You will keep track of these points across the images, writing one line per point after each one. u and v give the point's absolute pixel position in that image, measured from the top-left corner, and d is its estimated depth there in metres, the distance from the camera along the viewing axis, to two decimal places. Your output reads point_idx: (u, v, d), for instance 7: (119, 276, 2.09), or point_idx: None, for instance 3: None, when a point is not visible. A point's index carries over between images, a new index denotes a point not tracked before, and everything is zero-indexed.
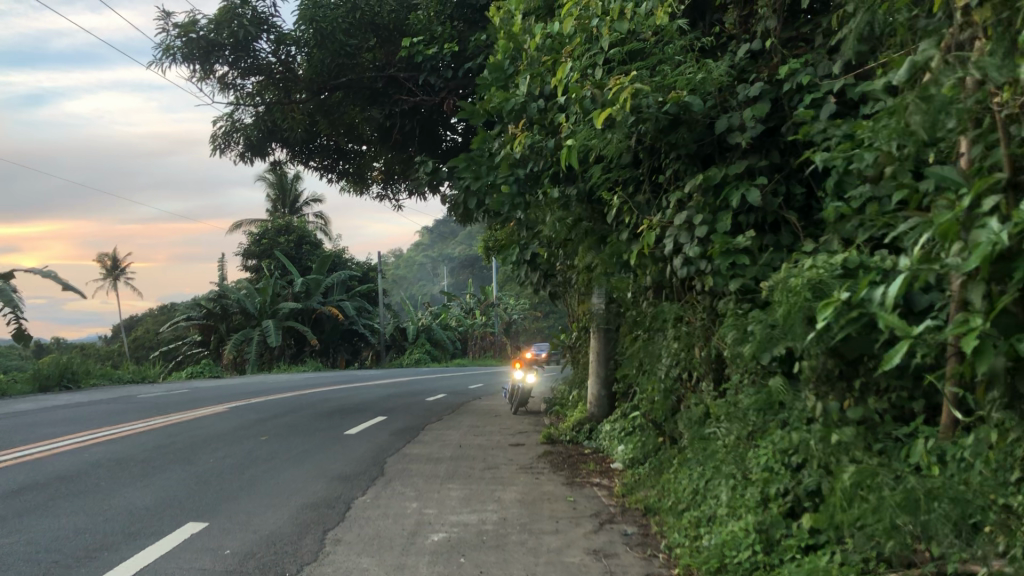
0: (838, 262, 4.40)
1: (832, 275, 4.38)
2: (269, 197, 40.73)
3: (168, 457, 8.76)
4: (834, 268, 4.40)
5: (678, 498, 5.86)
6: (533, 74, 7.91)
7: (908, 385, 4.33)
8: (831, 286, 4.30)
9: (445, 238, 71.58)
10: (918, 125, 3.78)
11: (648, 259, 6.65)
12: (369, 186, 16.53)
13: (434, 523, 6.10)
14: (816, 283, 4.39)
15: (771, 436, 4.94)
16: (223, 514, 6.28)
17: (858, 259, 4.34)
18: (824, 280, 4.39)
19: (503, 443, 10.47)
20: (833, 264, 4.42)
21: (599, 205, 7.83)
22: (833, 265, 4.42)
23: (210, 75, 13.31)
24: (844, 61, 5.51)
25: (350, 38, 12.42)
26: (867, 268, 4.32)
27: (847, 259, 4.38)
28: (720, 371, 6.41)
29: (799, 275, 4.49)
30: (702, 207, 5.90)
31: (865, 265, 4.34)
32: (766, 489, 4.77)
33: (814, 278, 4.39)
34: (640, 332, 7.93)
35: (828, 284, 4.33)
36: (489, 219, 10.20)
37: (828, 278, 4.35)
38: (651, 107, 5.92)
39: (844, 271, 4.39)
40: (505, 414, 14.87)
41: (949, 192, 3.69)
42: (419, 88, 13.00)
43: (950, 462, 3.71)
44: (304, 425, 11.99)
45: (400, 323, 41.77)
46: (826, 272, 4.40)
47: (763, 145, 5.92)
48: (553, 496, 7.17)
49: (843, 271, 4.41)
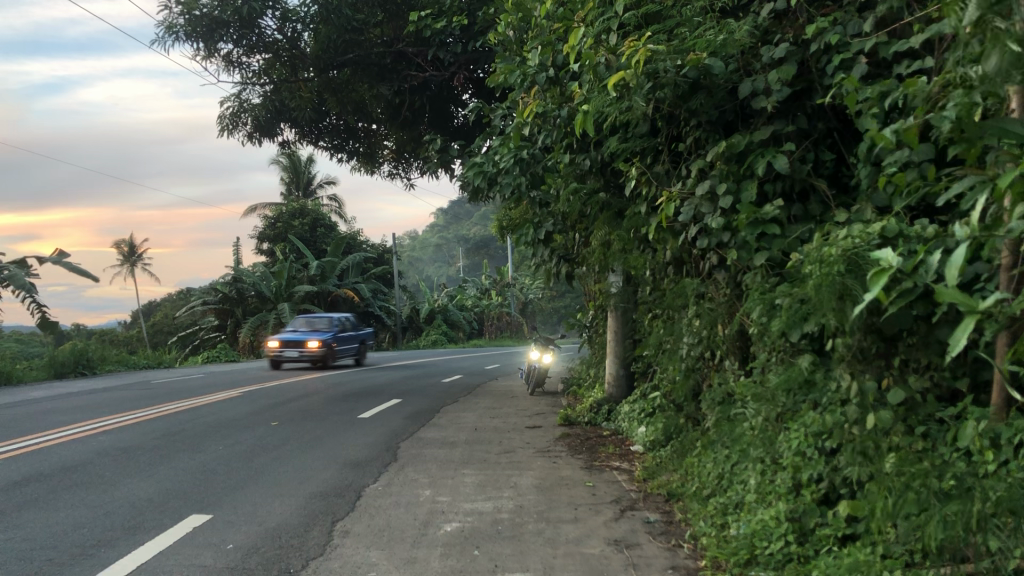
0: (875, 231, 4.11)
1: (869, 246, 4.09)
2: (282, 180, 40.44)
3: (179, 445, 8.59)
4: (872, 238, 4.11)
5: (703, 485, 5.59)
6: (544, 42, 7.52)
7: (951, 363, 3.98)
8: (870, 259, 4.01)
9: (459, 218, 71.21)
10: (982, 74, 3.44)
11: (668, 234, 6.33)
12: (380, 164, 16.21)
13: (448, 513, 5.85)
14: (852, 254, 4.09)
15: (803, 417, 4.64)
16: (228, 506, 6.07)
17: (896, 227, 4.07)
18: (861, 251, 4.09)
19: (520, 426, 10.19)
20: (870, 233, 4.14)
21: (616, 177, 7.50)
22: (870, 235, 4.13)
23: (215, 54, 13.02)
24: (876, 18, 5.15)
25: (357, 12, 12.15)
26: (907, 238, 4.04)
27: (884, 228, 4.08)
28: (745, 350, 6.15)
29: (831, 246, 4.19)
30: (725, 176, 5.58)
31: (906, 233, 4.06)
32: (798, 475, 4.48)
33: (848, 248, 4.08)
34: (660, 310, 7.64)
35: (866, 255, 4.04)
36: (502, 196, 9.90)
37: (864, 249, 4.07)
38: (669, 72, 5.63)
39: (881, 241, 4.09)
40: (521, 395, 14.61)
41: (1015, 147, 3.34)
42: (428, 63, 12.66)
43: (1005, 447, 3.36)
44: (318, 409, 11.79)
45: (416, 305, 41.56)
46: (863, 242, 4.11)
47: (790, 109, 5.58)
48: (571, 481, 6.91)
49: (881, 241, 4.13)
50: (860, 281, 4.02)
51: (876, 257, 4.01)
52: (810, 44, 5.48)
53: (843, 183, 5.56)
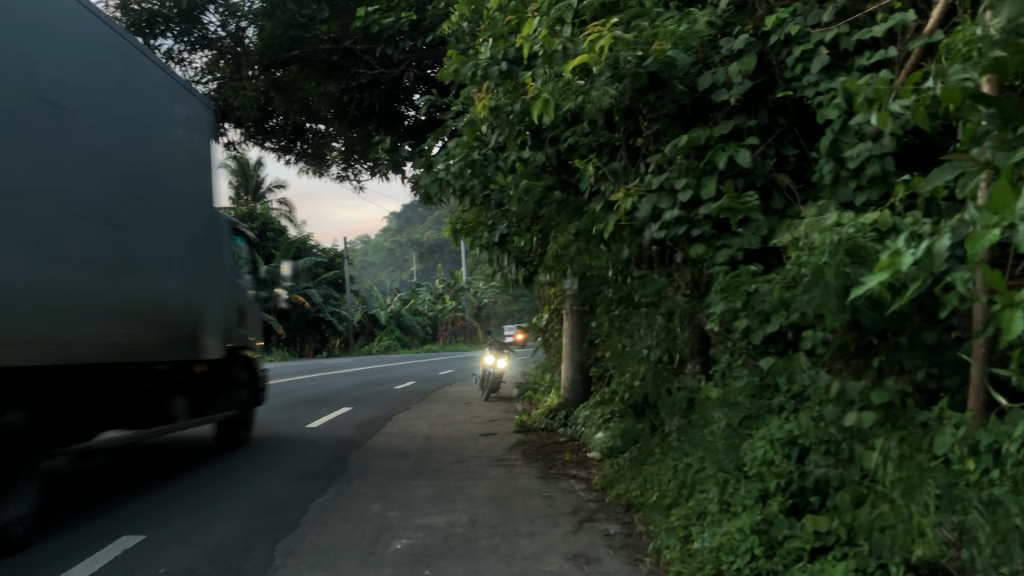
0: (868, 222, 3.90)
1: (866, 237, 3.87)
2: (230, 185, 39.59)
3: (115, 459, 8.19)
4: (868, 230, 3.88)
5: (663, 494, 5.38)
6: (496, 37, 7.29)
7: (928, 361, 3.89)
8: (874, 249, 3.79)
9: (412, 223, 70.65)
10: None
11: (626, 233, 6.11)
12: (329, 166, 15.87)
13: (398, 528, 5.55)
14: (850, 243, 3.85)
15: (768, 423, 4.43)
16: (163, 525, 5.71)
17: (890, 218, 3.86)
18: (859, 242, 3.86)
19: (474, 433, 9.93)
20: (864, 224, 3.91)
21: (570, 177, 7.29)
22: (865, 227, 3.90)
23: (155, 51, 12.56)
24: (839, 7, 5.00)
25: (303, 7, 12.06)
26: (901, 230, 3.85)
27: (877, 220, 3.90)
28: (705, 353, 6.11)
29: (823, 233, 3.95)
30: (685, 171, 5.33)
31: (901, 226, 3.84)
32: (764, 484, 4.27)
33: (845, 237, 3.84)
34: (617, 314, 7.45)
35: (870, 247, 3.81)
36: (454, 197, 9.65)
37: (863, 239, 3.84)
38: (629, 63, 5.42)
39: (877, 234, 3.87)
40: (475, 401, 14.32)
41: None
42: (377, 61, 12.41)
43: (987, 453, 3.17)
44: (265, 418, 11.38)
45: (369, 311, 41.16)
46: (860, 234, 3.87)
47: (751, 103, 5.36)
48: (528, 491, 6.65)
49: (875, 233, 3.91)
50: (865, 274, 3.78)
51: (879, 248, 3.81)
52: (769, 36, 5.30)
53: (805, 179, 5.42)
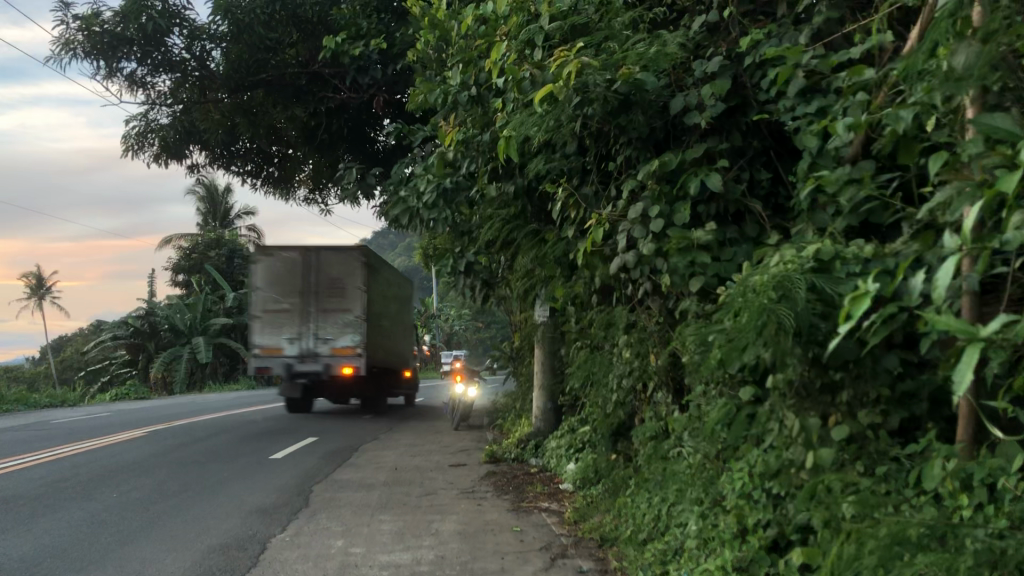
0: (809, 254, 3.74)
1: (803, 270, 3.69)
2: (198, 212, 39.03)
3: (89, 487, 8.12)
4: (806, 261, 3.72)
5: (638, 528, 5.21)
6: (465, 59, 7.15)
7: (893, 388, 3.60)
8: (799, 282, 3.59)
9: (383, 250, 70.36)
10: (961, 66, 3.10)
11: (598, 259, 5.96)
12: (296, 192, 15.66)
13: (361, 566, 5.30)
14: (783, 278, 3.66)
15: (745, 456, 4.27)
16: (112, 564, 5.42)
17: (832, 248, 3.71)
18: (793, 276, 3.67)
19: (443, 464, 9.69)
20: (804, 256, 3.75)
21: (541, 202, 7.14)
22: (804, 258, 3.74)
23: (117, 74, 12.29)
24: (812, 29, 4.92)
25: (270, 30, 11.76)
26: (844, 258, 3.71)
27: (819, 250, 3.72)
28: (679, 382, 5.84)
29: (761, 274, 3.77)
30: (657, 197, 5.19)
31: (842, 254, 3.70)
32: (743, 520, 4.12)
33: (779, 273, 3.66)
34: (588, 341, 7.30)
35: (797, 279, 3.62)
36: (422, 223, 9.47)
37: (797, 272, 3.66)
38: (599, 86, 5.29)
39: (817, 265, 3.72)
40: (445, 431, 14.09)
41: (997, 151, 3.01)
42: (347, 85, 12.23)
43: (978, 488, 3.02)
44: (228, 449, 11.06)
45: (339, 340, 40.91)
46: (797, 267, 3.71)
47: (723, 126, 5.22)
48: (498, 525, 6.43)
49: (816, 264, 3.74)
50: (790, 309, 3.57)
51: (808, 280, 3.61)
52: (743, 59, 5.22)
53: (777, 204, 5.25)
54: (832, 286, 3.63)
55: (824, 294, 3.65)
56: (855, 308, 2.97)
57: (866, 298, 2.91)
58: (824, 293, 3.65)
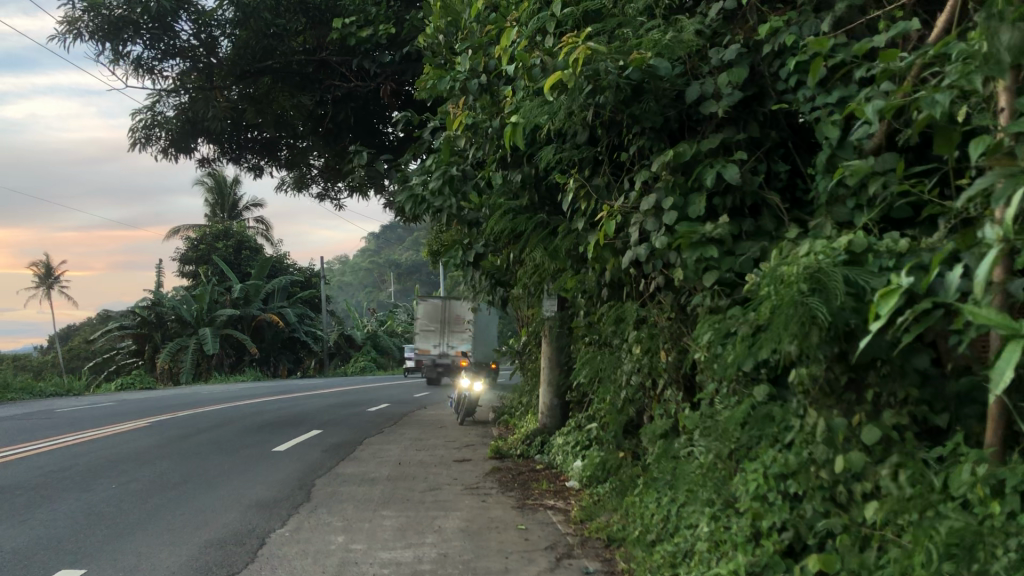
0: (840, 245, 3.59)
1: (834, 263, 3.53)
2: (207, 203, 38.95)
3: (88, 478, 8.01)
4: (837, 254, 3.56)
5: (647, 528, 5.07)
6: (476, 47, 7.00)
7: (923, 387, 3.42)
8: (835, 274, 3.43)
9: (390, 244, 70.30)
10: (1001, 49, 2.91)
11: (608, 252, 5.81)
12: (307, 184, 15.55)
13: (361, 563, 5.17)
14: (814, 271, 3.51)
15: (761, 456, 4.12)
16: (106, 557, 5.29)
17: (865, 239, 3.57)
18: (824, 268, 3.52)
19: (447, 459, 9.56)
20: (835, 248, 3.60)
21: (551, 194, 6.99)
22: (835, 250, 3.59)
23: (124, 58, 12.16)
24: (834, 16, 4.74)
25: (278, 17, 11.65)
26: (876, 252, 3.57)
27: (850, 242, 3.59)
28: (691, 380, 5.69)
29: (791, 263, 3.64)
30: (671, 189, 5.04)
31: (875, 246, 3.55)
32: (757, 523, 3.98)
33: (810, 265, 3.51)
34: (597, 337, 7.15)
35: (831, 273, 3.46)
36: (429, 214, 9.34)
37: (829, 265, 3.50)
38: (610, 73, 5.11)
39: (848, 257, 3.58)
40: (450, 425, 13.96)
41: None
42: (354, 73, 12.19)
43: (1009, 495, 2.85)
44: (230, 441, 10.94)
45: (345, 333, 40.84)
46: (827, 258, 3.56)
47: (740, 116, 5.07)
48: (502, 523, 6.29)
49: (847, 256, 3.59)
50: (823, 304, 3.43)
51: (841, 274, 3.44)
52: (761, 47, 5.06)
53: (795, 197, 5.08)
54: (865, 279, 3.47)
55: (853, 284, 3.49)
56: (887, 303, 2.94)
57: (899, 290, 2.89)
58: (856, 286, 3.49)
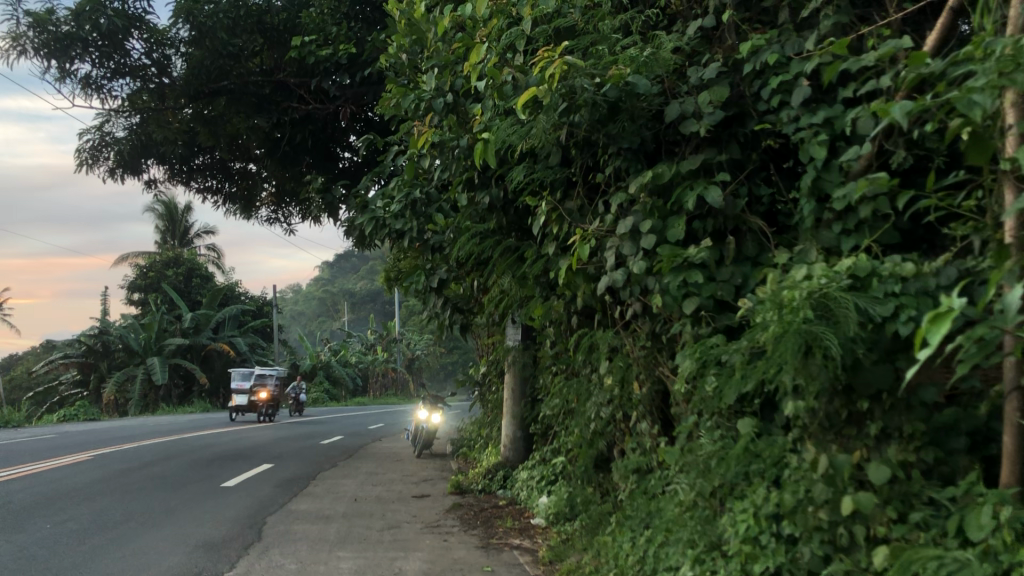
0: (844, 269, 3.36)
1: (840, 288, 3.30)
2: (157, 229, 38.03)
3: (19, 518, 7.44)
4: (842, 277, 3.33)
5: (622, 569, 4.74)
6: (442, 65, 6.74)
7: (927, 419, 3.23)
8: (844, 303, 3.22)
9: (344, 273, 69.45)
10: None
11: (580, 278, 5.53)
12: (257, 209, 15.09)
13: None
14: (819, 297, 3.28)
15: (751, 494, 3.85)
16: None
17: (868, 263, 3.35)
18: (831, 294, 3.29)
19: (405, 495, 9.17)
20: (837, 273, 3.37)
21: (519, 218, 6.72)
22: (838, 274, 3.36)
23: (70, 76, 11.68)
24: (818, 35, 4.57)
25: (234, 36, 11.24)
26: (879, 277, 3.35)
27: (854, 265, 3.37)
28: (666, 411, 5.46)
29: (792, 287, 3.40)
30: (650, 212, 4.80)
31: (880, 271, 3.34)
32: (748, 567, 3.72)
33: (815, 290, 3.28)
34: (565, 366, 6.87)
35: (839, 299, 3.25)
36: (388, 239, 9.00)
37: (833, 290, 3.27)
38: (587, 90, 4.88)
39: (851, 282, 3.35)
40: (408, 458, 13.52)
41: None
42: (312, 94, 11.89)
43: None
44: (176, 476, 10.40)
45: (296, 361, 39.94)
46: (832, 283, 3.32)
47: (721, 137, 4.87)
48: (467, 564, 5.93)
49: (850, 281, 3.37)
50: (831, 332, 3.21)
51: (849, 301, 3.23)
52: (742, 65, 4.86)
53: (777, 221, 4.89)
54: (872, 306, 3.24)
55: (860, 314, 3.26)
56: (937, 329, 2.44)
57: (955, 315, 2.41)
58: (861, 314, 3.28)
